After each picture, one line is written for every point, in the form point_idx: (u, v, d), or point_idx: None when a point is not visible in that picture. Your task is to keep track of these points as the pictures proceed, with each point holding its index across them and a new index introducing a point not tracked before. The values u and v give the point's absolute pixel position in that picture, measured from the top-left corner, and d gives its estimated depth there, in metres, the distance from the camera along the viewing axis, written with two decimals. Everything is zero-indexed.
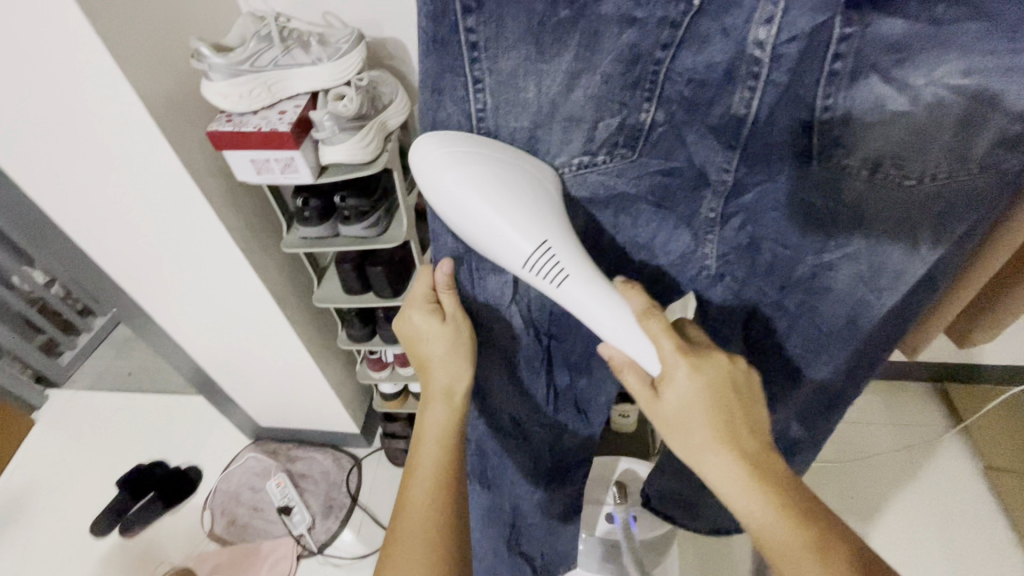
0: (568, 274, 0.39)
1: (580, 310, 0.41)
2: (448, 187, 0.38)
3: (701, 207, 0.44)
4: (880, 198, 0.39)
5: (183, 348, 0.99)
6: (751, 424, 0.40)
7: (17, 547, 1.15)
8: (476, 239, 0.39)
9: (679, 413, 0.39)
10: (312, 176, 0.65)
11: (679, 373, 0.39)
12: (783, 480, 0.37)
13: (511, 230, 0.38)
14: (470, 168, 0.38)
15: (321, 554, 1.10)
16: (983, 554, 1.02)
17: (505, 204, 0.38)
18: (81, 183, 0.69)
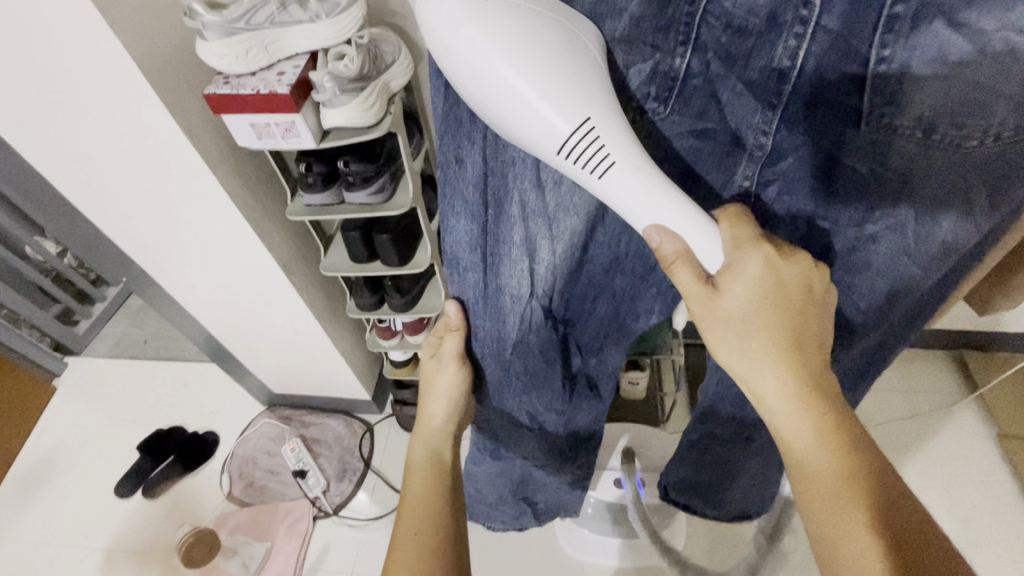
0: (614, 159, 0.36)
1: (621, 204, 0.37)
2: (467, 47, 0.33)
3: (735, 174, 0.42)
4: (930, 161, 0.38)
5: (194, 317, 1.00)
6: (818, 338, 0.39)
7: (47, 506, 1.20)
8: (504, 114, 0.34)
9: (741, 309, 0.37)
10: (314, 141, 0.63)
11: (752, 268, 0.37)
12: (838, 402, 0.38)
13: (545, 104, 0.34)
14: (498, 19, 0.33)
15: (336, 515, 1.13)
16: (992, 519, 1.02)
17: (538, 72, 0.33)
18: (81, 151, 0.67)
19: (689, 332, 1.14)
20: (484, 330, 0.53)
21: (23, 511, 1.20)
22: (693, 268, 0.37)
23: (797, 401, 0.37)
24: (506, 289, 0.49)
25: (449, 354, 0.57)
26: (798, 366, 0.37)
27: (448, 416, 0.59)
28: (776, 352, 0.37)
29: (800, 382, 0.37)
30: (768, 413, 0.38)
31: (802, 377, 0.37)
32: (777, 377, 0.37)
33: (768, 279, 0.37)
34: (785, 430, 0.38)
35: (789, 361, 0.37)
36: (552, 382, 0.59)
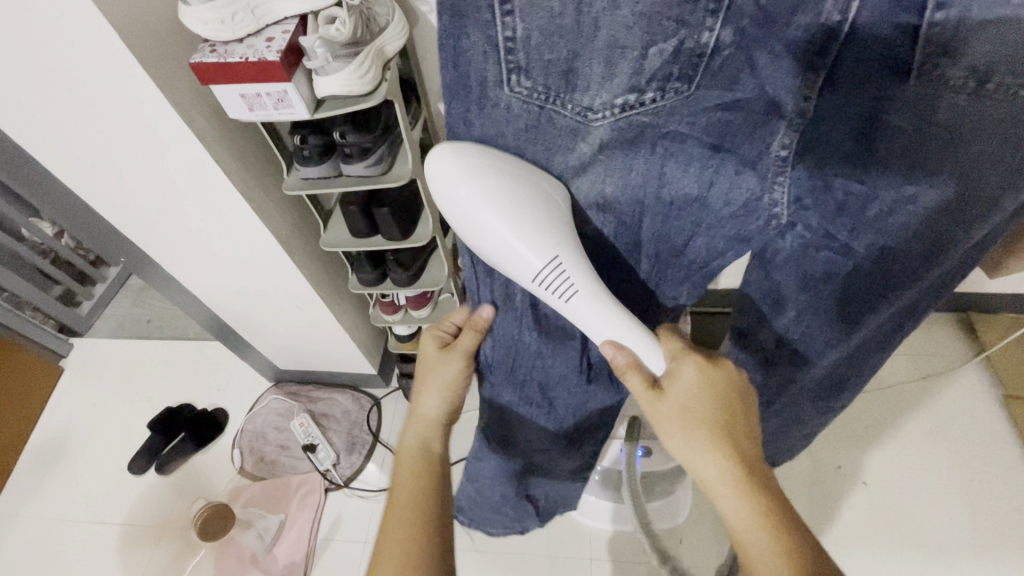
0: (577, 289, 0.43)
1: (582, 322, 0.45)
2: (464, 199, 0.40)
3: (771, 145, 0.40)
4: (980, 116, 0.37)
5: (194, 295, 0.98)
6: (748, 432, 0.45)
7: (64, 484, 1.22)
8: (491, 252, 0.42)
9: (682, 406, 0.44)
10: (307, 112, 0.61)
11: (687, 370, 0.45)
12: (773, 493, 0.41)
13: (522, 246, 0.41)
14: (488, 181, 0.40)
15: (348, 487, 1.15)
16: (994, 478, 1.03)
17: (516, 219, 0.40)
18: (68, 128, 0.65)
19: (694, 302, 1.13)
20: (500, 274, 0.51)
21: (40, 488, 1.23)
22: (642, 375, 0.45)
23: (735, 494, 0.41)
24: None
25: (460, 349, 0.58)
26: (733, 457, 0.43)
27: (444, 405, 0.59)
28: (715, 444, 0.43)
29: (735, 476, 0.42)
30: (713, 500, 0.43)
31: (737, 469, 0.42)
32: (715, 469, 0.43)
33: (703, 381, 0.45)
34: (728, 516, 0.42)
35: (725, 453, 0.43)
36: (573, 355, 0.58)
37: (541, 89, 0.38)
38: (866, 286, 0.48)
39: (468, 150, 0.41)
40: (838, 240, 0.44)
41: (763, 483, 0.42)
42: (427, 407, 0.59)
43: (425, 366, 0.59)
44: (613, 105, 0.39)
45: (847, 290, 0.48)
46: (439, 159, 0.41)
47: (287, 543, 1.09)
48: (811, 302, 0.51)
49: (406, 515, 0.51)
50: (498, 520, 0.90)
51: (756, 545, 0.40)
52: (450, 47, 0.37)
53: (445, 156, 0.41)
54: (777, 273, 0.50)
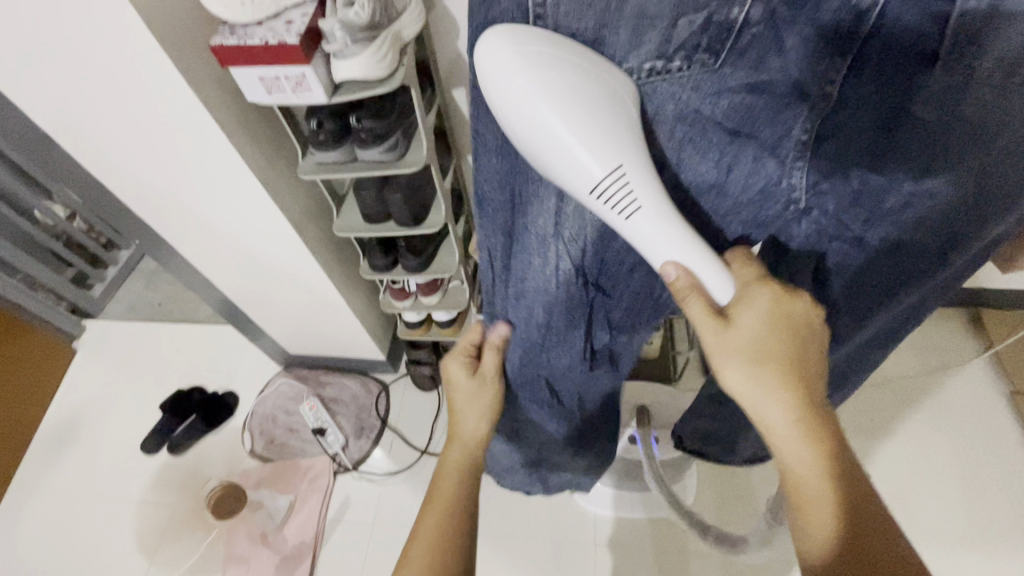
0: (642, 207, 0.38)
1: (642, 244, 0.40)
2: (520, 93, 0.35)
3: (792, 132, 0.39)
4: (1010, 107, 0.36)
5: (207, 278, 0.99)
6: (820, 368, 0.42)
7: (78, 462, 1.25)
8: (544, 157, 0.37)
9: (750, 338, 0.40)
10: (325, 96, 0.61)
11: (762, 300, 0.41)
12: (829, 430, 0.40)
13: (581, 150, 0.36)
14: (547, 75, 0.35)
15: (356, 470, 1.16)
16: (999, 473, 1.04)
17: (576, 120, 0.36)
18: (88, 109, 0.65)
19: None
20: (516, 270, 0.51)
21: (56, 465, 1.25)
22: (706, 303, 0.40)
23: (796, 428, 0.40)
24: (532, 228, 0.47)
25: (486, 369, 0.61)
26: (796, 394, 0.40)
27: (480, 423, 0.60)
28: (780, 380, 0.40)
29: (799, 412, 0.40)
30: (763, 430, 0.42)
31: (804, 406, 0.40)
32: (780, 405, 0.40)
33: (779, 313, 0.41)
34: (779, 449, 0.41)
35: (793, 389, 0.40)
36: (575, 347, 0.57)
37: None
38: (872, 280, 0.48)
39: (527, 35, 0.36)
40: (853, 232, 0.45)
41: (824, 419, 0.41)
42: (465, 428, 0.60)
43: (455, 390, 0.62)
44: (640, 71, 0.37)
45: (857, 285, 0.49)
46: (494, 45, 0.36)
47: (297, 523, 1.11)
48: (828, 299, 0.51)
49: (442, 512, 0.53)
50: (512, 478, 0.89)
51: (807, 474, 0.40)
52: (482, 12, 0.38)
53: (501, 41, 0.36)
54: (791, 268, 0.49)
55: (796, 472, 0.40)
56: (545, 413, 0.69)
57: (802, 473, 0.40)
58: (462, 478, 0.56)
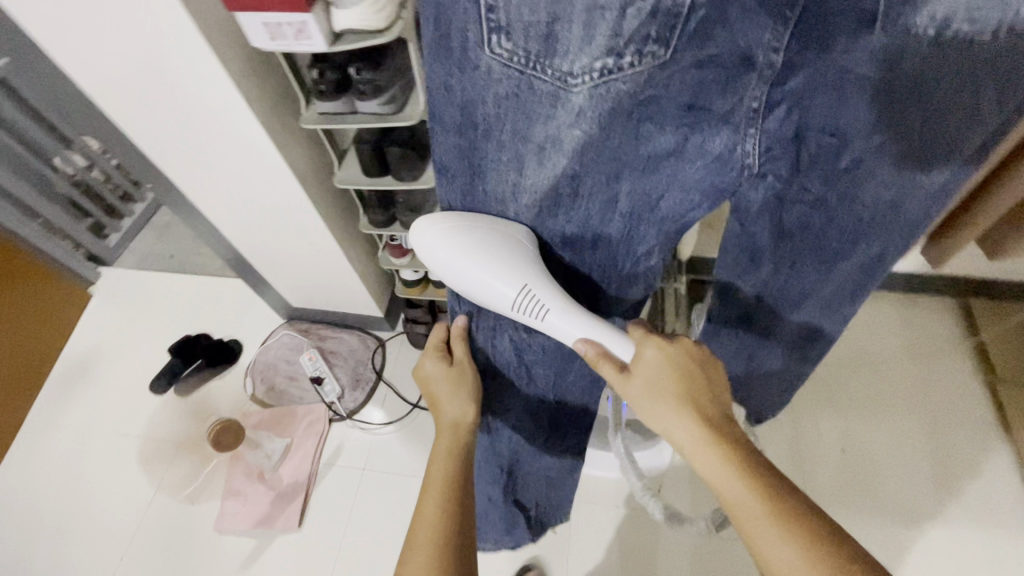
0: (549, 308, 0.50)
1: (561, 334, 0.51)
2: (446, 257, 0.49)
3: (742, 99, 0.42)
4: (941, 66, 0.38)
5: (214, 227, 1.04)
6: (714, 396, 0.48)
7: (89, 400, 1.32)
8: (471, 293, 0.50)
9: (647, 380, 0.48)
10: (325, 45, 0.63)
11: (647, 350, 0.49)
12: (743, 447, 0.44)
13: (496, 281, 0.48)
14: (458, 241, 0.49)
15: (350, 419, 1.22)
16: (970, 454, 1.07)
17: (485, 260, 0.49)
18: (101, 51, 0.69)
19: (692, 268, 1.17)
20: None
21: (69, 400, 1.32)
22: (610, 362, 0.50)
23: (710, 450, 0.43)
24: (493, 195, 0.50)
25: (458, 358, 0.67)
26: (698, 417, 0.45)
27: (464, 410, 0.63)
28: (681, 406, 0.46)
29: (706, 435, 0.44)
30: (690, 462, 0.45)
31: (706, 427, 0.45)
32: (687, 430, 0.45)
33: (665, 358, 0.49)
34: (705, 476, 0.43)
35: (694, 415, 0.46)
36: None
37: (521, 53, 0.39)
38: (836, 234, 0.51)
39: (441, 218, 0.50)
40: (810, 192, 0.48)
41: (730, 435, 0.44)
42: (450, 413, 0.62)
43: (439, 382, 0.64)
44: (592, 70, 0.39)
45: (814, 238, 0.52)
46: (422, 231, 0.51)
47: (292, 464, 1.17)
48: (785, 251, 0.54)
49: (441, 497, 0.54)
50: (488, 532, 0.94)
51: (738, 499, 0.41)
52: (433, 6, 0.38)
53: (425, 224, 0.50)
54: (752, 225, 0.52)
55: (727, 495, 0.41)
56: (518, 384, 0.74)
57: (733, 497, 0.41)
58: (452, 470, 0.57)
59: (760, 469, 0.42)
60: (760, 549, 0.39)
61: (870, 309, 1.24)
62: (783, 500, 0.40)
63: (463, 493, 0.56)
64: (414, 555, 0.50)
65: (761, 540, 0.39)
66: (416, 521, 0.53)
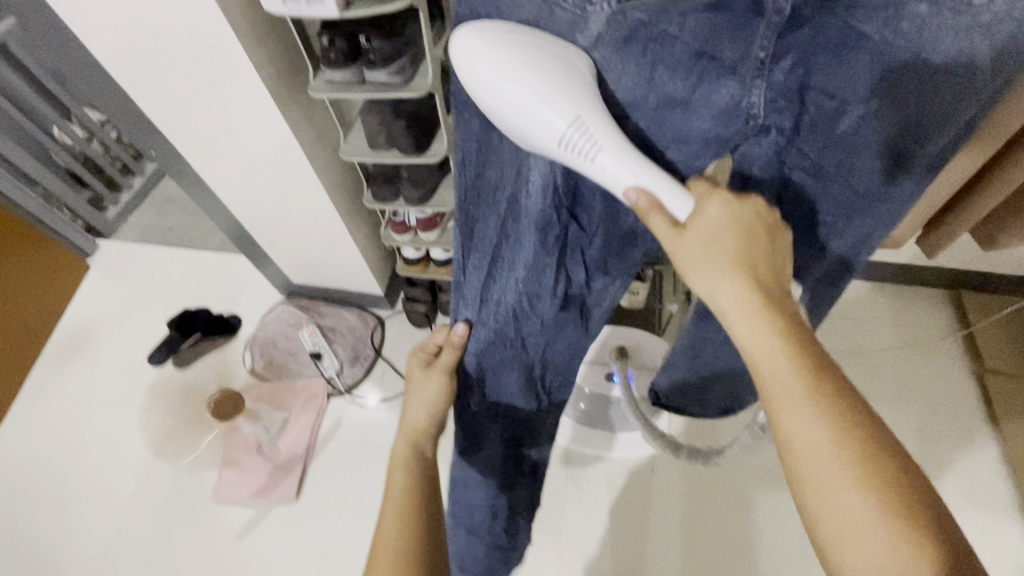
0: (602, 148, 0.41)
1: (613, 184, 0.42)
2: (490, 70, 0.41)
3: (751, 48, 0.41)
4: (940, 27, 0.38)
5: (218, 199, 1.04)
6: (770, 262, 0.42)
7: (87, 370, 1.32)
8: (509, 119, 0.41)
9: (705, 238, 0.41)
10: (337, 11, 0.64)
11: (712, 206, 0.42)
12: (789, 316, 0.40)
13: (545, 105, 0.40)
14: (504, 51, 0.41)
15: (348, 394, 1.23)
16: (959, 443, 1.09)
17: (535, 78, 0.40)
18: (112, 12, 0.68)
19: None
20: (490, 177, 0.53)
21: (67, 369, 1.32)
22: (665, 215, 0.42)
23: (758, 314, 0.39)
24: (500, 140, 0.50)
25: (441, 364, 0.63)
26: (751, 281, 0.41)
27: (428, 414, 0.63)
28: (737, 270, 0.40)
29: (758, 301, 0.40)
30: (727, 324, 0.41)
31: (759, 292, 0.40)
32: (736, 293, 0.40)
33: (732, 215, 0.41)
34: (741, 339, 0.40)
35: (747, 281, 0.41)
36: (546, 284, 0.57)
37: None
38: (831, 207, 0.52)
39: (486, 29, 0.42)
40: (809, 158, 0.47)
41: (781, 304, 0.40)
42: (413, 418, 0.63)
43: (409, 385, 0.64)
44: None
45: (812, 210, 0.52)
46: (462, 41, 0.42)
47: (291, 436, 1.18)
48: (782, 229, 0.55)
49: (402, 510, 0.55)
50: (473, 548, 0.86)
51: (779, 367, 0.38)
52: None
53: (467, 36, 0.42)
54: (756, 190, 0.50)
55: (763, 359, 0.39)
56: (511, 368, 0.66)
57: (772, 364, 0.39)
58: (413, 481, 0.58)
59: (806, 344, 0.39)
60: (785, 420, 0.38)
61: (865, 301, 1.26)
62: (816, 367, 0.38)
63: (423, 504, 0.57)
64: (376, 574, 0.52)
65: (790, 410, 0.38)
66: (377, 536, 0.54)
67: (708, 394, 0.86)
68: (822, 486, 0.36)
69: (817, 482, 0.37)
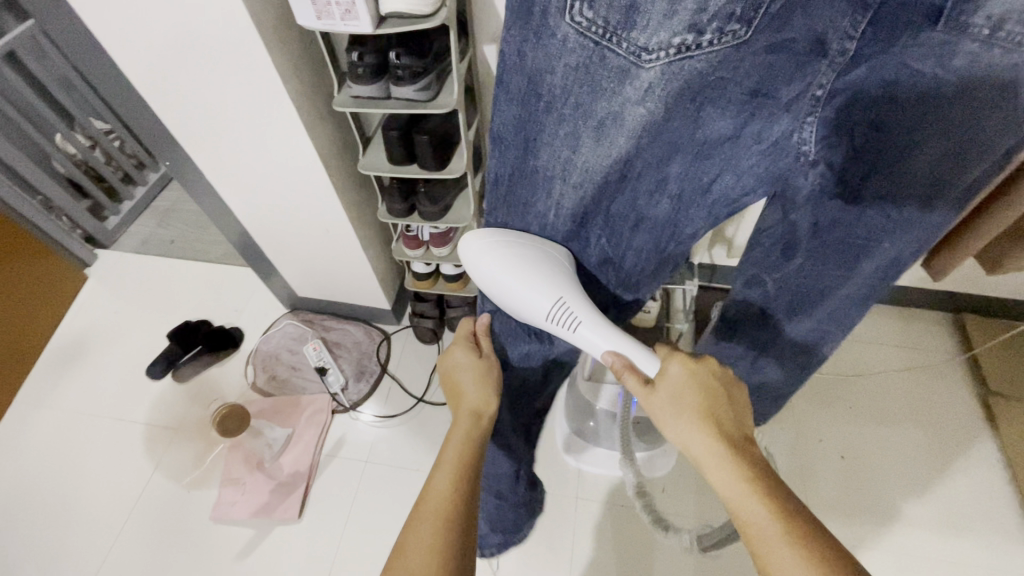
0: (581, 321, 0.54)
1: (591, 348, 0.54)
2: (493, 269, 0.56)
3: (810, 85, 0.44)
4: (991, 65, 0.39)
5: (230, 210, 1.03)
6: (735, 415, 0.47)
7: (83, 381, 1.28)
8: (510, 299, 0.56)
9: (672, 395, 0.48)
10: (371, 27, 0.64)
11: (674, 366, 0.50)
12: (759, 466, 0.43)
13: (534, 294, 0.54)
14: (501, 253, 0.56)
15: (353, 410, 1.21)
16: (969, 466, 1.09)
17: (526, 276, 0.54)
18: (141, 23, 0.69)
19: (701, 275, 1.20)
20: (535, 205, 0.56)
21: (59, 383, 1.28)
22: (636, 375, 0.51)
23: (727, 463, 0.43)
24: (543, 169, 0.53)
25: (487, 353, 0.69)
26: (718, 434, 0.45)
27: (481, 391, 0.64)
28: (703, 422, 0.46)
29: (728, 453, 0.44)
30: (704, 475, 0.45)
31: (726, 443, 0.44)
32: (705, 443, 0.45)
33: (693, 374, 0.49)
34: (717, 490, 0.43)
35: (715, 431, 0.45)
36: None
37: (601, 22, 0.41)
38: (864, 231, 0.52)
39: (490, 234, 0.57)
40: (849, 180, 0.49)
41: (749, 453, 0.44)
42: (471, 400, 0.62)
43: (459, 369, 0.66)
44: (669, 45, 0.41)
45: (843, 235, 0.53)
46: (473, 245, 0.58)
47: (292, 454, 1.15)
48: (818, 249, 0.56)
49: (452, 477, 0.53)
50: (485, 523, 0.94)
51: (759, 520, 0.40)
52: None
53: (476, 241, 0.58)
54: (795, 213, 0.54)
55: (738, 510, 0.41)
56: (528, 341, 0.73)
57: (750, 517, 0.40)
58: (466, 456, 0.56)
59: (784, 500, 0.41)
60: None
61: (867, 323, 1.29)
62: (792, 516, 0.40)
63: (474, 476, 0.54)
64: (417, 541, 0.48)
65: (779, 567, 0.38)
66: (423, 497, 0.52)
67: None
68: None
69: None
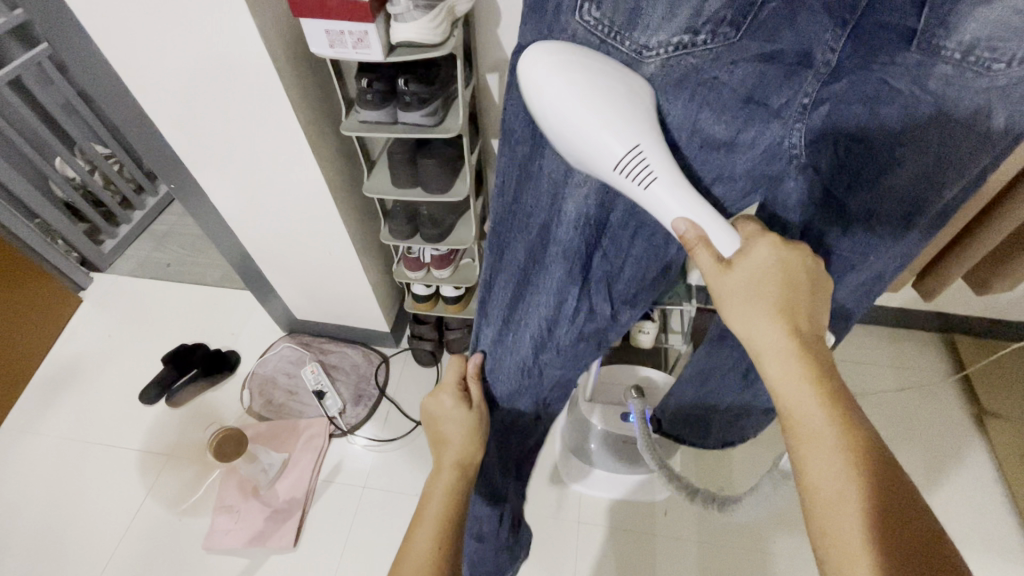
0: (657, 176, 0.40)
1: (661, 214, 0.41)
2: (555, 89, 0.40)
3: (796, 94, 0.44)
4: (962, 85, 0.41)
5: (233, 232, 1.04)
6: (812, 309, 0.42)
7: (75, 406, 1.26)
8: (574, 144, 0.41)
9: (748, 281, 0.41)
10: (381, 55, 0.67)
11: (759, 246, 0.41)
12: (824, 363, 0.40)
13: (604, 133, 0.40)
14: (572, 71, 0.39)
15: (352, 434, 1.19)
16: (968, 485, 1.09)
17: (599, 104, 0.39)
18: (156, 51, 0.71)
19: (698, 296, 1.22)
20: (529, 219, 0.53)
21: (49, 408, 1.25)
22: (712, 251, 0.41)
23: (798, 360, 0.39)
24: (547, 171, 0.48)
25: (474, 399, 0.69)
26: (793, 330, 0.40)
27: (467, 443, 0.64)
28: (777, 313, 0.40)
29: (797, 349, 0.40)
30: (761, 365, 0.41)
31: (799, 339, 0.40)
32: (775, 337, 0.40)
33: (778, 260, 0.41)
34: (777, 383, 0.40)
35: (788, 326, 0.40)
36: (564, 303, 0.57)
37: (607, 21, 0.41)
38: (853, 242, 0.54)
39: (557, 47, 0.41)
40: (836, 193, 0.50)
41: (819, 355, 0.40)
42: (450, 456, 0.62)
43: (445, 420, 0.66)
44: (669, 45, 0.42)
45: (829, 251, 0.55)
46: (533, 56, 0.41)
47: (289, 480, 1.13)
48: None
49: (431, 538, 0.53)
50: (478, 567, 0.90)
51: (813, 419, 0.38)
52: None
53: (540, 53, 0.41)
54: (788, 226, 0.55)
55: (794, 402, 0.39)
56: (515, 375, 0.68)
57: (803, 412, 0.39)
58: (445, 515, 0.55)
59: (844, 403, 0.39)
60: (807, 466, 0.38)
61: (861, 344, 1.31)
62: (846, 416, 0.38)
63: (453, 535, 0.54)
64: None
65: (814, 457, 0.38)
66: (401, 559, 0.52)
67: (710, 424, 0.88)
68: (832, 539, 0.36)
69: (825, 518, 0.37)
